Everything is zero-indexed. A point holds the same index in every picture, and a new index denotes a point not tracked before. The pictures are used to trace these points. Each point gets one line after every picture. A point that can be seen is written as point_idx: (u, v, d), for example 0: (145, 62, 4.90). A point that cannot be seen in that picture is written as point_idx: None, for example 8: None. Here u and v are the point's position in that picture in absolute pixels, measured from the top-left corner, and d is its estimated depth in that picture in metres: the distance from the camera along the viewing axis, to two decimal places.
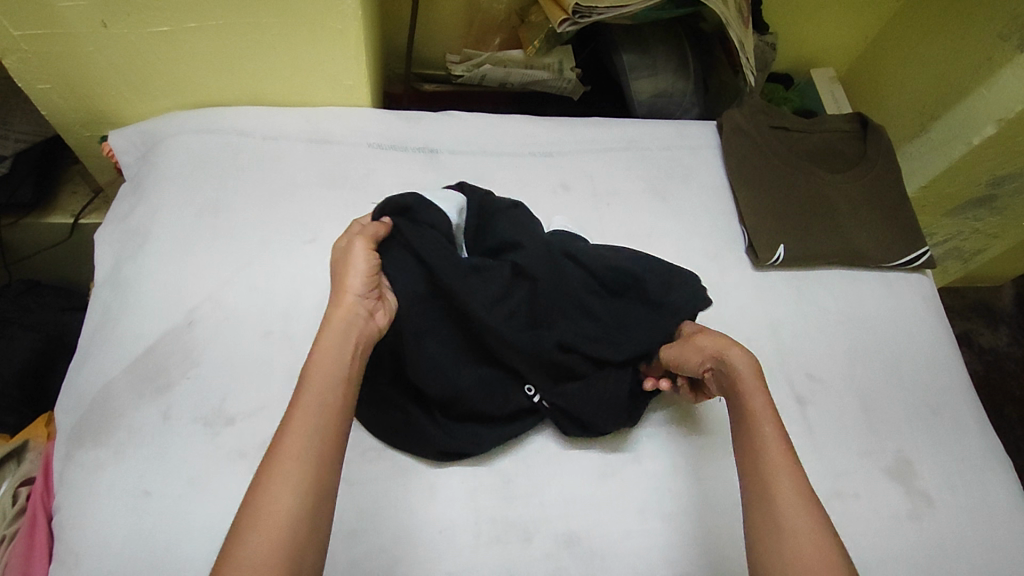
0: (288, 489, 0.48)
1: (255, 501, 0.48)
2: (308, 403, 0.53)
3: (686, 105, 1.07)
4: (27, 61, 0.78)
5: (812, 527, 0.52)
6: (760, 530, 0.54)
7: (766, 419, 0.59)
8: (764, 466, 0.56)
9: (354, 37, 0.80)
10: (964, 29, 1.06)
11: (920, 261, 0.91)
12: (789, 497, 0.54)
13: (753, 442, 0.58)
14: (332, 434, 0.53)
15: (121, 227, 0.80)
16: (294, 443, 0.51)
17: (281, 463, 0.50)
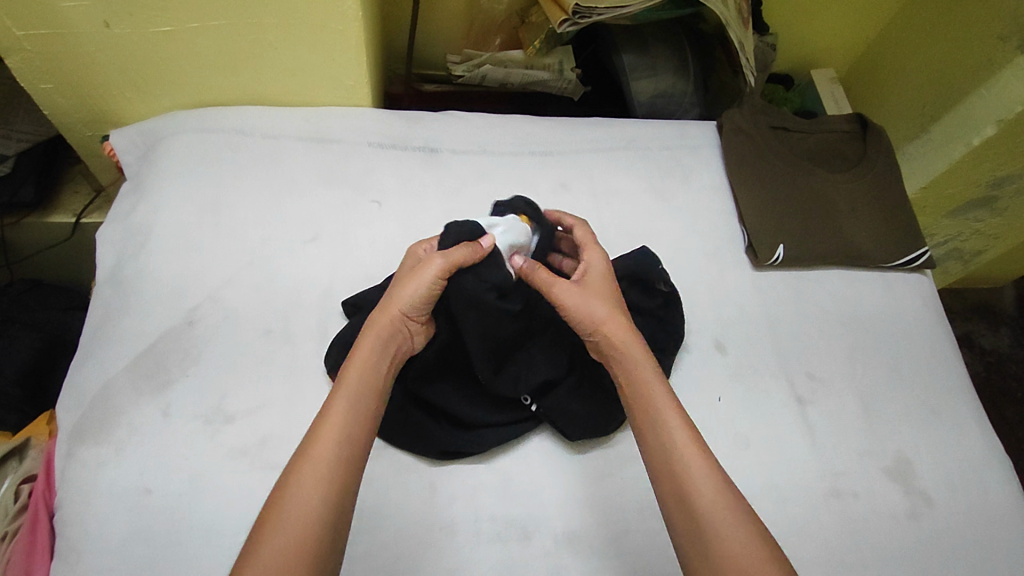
0: (314, 486, 0.49)
1: (281, 496, 0.49)
2: (337, 412, 0.54)
3: (687, 106, 1.08)
4: (29, 61, 0.79)
5: (737, 522, 0.51)
6: (689, 533, 0.52)
7: (670, 413, 0.57)
8: (675, 464, 0.54)
9: (355, 37, 0.80)
10: (964, 30, 1.06)
11: (920, 262, 0.91)
12: (707, 491, 0.53)
13: (659, 439, 0.56)
14: (358, 437, 0.54)
15: (123, 226, 0.80)
16: (321, 446, 0.51)
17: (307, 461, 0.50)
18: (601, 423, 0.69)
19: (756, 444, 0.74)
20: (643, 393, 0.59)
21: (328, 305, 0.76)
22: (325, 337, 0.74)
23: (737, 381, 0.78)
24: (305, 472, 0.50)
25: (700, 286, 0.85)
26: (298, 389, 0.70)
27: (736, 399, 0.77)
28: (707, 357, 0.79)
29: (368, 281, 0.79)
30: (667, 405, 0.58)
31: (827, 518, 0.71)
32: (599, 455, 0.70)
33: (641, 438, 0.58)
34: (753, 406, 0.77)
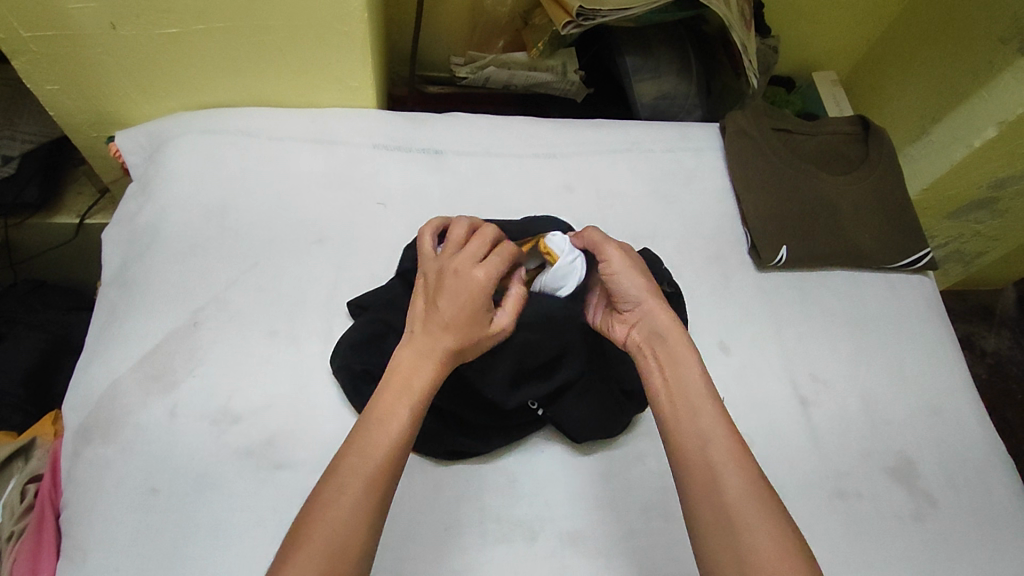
0: (354, 525, 0.47)
1: (314, 512, 0.47)
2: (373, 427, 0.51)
3: (689, 108, 1.08)
4: (35, 63, 0.79)
5: (768, 521, 0.49)
6: (714, 527, 0.50)
7: (704, 405, 0.56)
8: (708, 456, 0.53)
9: (360, 39, 0.81)
10: (965, 32, 1.07)
11: (922, 263, 0.91)
12: (738, 486, 0.51)
13: (691, 431, 0.55)
14: (397, 473, 0.51)
15: (129, 226, 0.80)
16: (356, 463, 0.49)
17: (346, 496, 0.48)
18: (605, 425, 0.69)
19: (760, 445, 0.75)
20: (675, 385, 0.57)
21: (333, 306, 0.77)
22: (331, 338, 0.74)
23: (740, 382, 0.79)
24: (341, 510, 0.47)
25: (704, 287, 0.86)
26: (303, 389, 0.70)
27: (739, 400, 0.77)
28: (710, 358, 0.80)
29: (373, 282, 0.79)
30: (703, 396, 0.56)
31: (831, 519, 0.71)
32: (603, 455, 0.71)
33: (672, 426, 0.56)
34: (757, 407, 0.77)
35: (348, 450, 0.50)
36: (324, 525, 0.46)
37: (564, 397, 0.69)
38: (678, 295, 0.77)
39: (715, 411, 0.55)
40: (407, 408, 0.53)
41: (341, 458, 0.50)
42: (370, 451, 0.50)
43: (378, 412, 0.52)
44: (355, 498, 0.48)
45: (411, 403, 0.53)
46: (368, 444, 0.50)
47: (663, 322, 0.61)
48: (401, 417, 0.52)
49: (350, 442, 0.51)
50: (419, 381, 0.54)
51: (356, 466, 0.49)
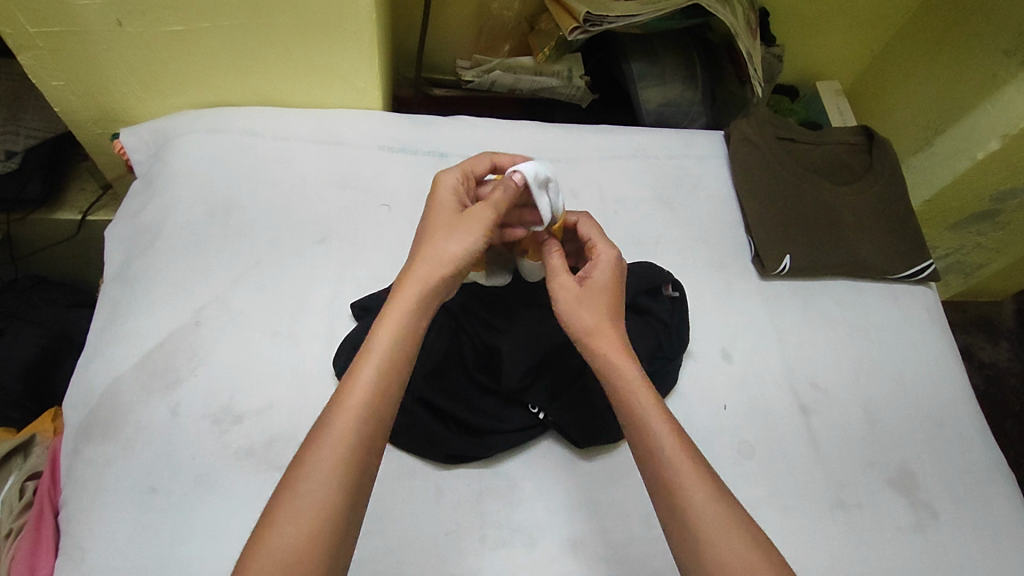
0: (326, 501, 0.44)
1: (292, 486, 0.45)
2: (363, 384, 0.49)
3: (694, 115, 1.07)
4: (42, 58, 0.79)
5: (732, 534, 0.48)
6: (683, 542, 0.49)
7: (653, 415, 0.54)
8: (670, 482, 0.51)
9: (367, 40, 0.81)
10: (970, 45, 1.07)
11: (925, 274, 0.91)
12: (707, 512, 0.49)
13: (649, 444, 0.53)
14: (373, 440, 0.48)
15: (132, 224, 0.80)
16: (342, 424, 0.47)
17: (311, 472, 0.45)
18: (613, 431, 0.70)
19: (761, 452, 0.75)
20: (624, 391, 0.55)
21: (336, 306, 0.76)
22: (332, 339, 0.74)
23: (742, 390, 0.79)
24: (309, 485, 0.45)
25: (706, 294, 0.86)
26: (304, 390, 0.70)
27: (741, 409, 0.77)
28: (711, 366, 0.80)
29: (377, 283, 0.79)
30: (654, 412, 0.54)
31: (831, 528, 0.71)
32: (603, 461, 0.70)
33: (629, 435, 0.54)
34: (757, 416, 0.77)
35: (317, 425, 0.48)
36: (293, 505, 0.44)
37: (565, 394, 0.70)
38: (684, 299, 0.80)
39: (663, 420, 0.54)
40: (374, 367, 0.50)
41: (312, 433, 0.47)
42: (337, 425, 0.47)
43: (345, 383, 0.49)
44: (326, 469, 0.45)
45: (378, 367, 0.50)
46: (334, 419, 0.47)
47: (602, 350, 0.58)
48: (365, 381, 0.49)
49: (338, 397, 0.49)
50: (376, 343, 0.51)
51: (324, 440, 0.46)
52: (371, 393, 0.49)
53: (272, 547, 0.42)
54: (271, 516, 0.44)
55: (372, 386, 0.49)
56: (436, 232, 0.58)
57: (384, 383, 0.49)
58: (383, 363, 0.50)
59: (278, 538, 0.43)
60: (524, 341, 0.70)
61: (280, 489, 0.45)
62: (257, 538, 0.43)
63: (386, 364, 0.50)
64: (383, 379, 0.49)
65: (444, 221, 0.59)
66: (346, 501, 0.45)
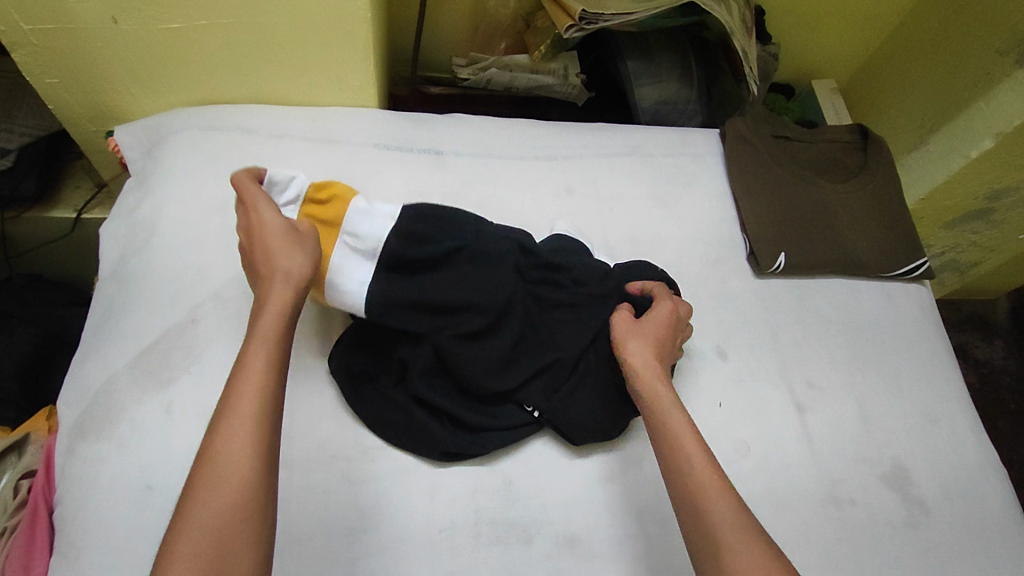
0: (238, 481, 0.48)
1: (205, 476, 0.48)
2: (257, 359, 0.53)
3: (690, 113, 1.08)
4: (36, 55, 0.79)
5: (753, 552, 0.51)
6: (706, 557, 0.52)
7: (688, 440, 0.58)
8: (694, 493, 0.54)
9: (363, 38, 0.81)
10: (964, 44, 1.08)
11: (919, 272, 0.92)
12: (724, 517, 0.53)
13: (677, 469, 0.56)
14: (269, 426, 0.51)
15: (127, 222, 0.80)
16: (241, 412, 0.50)
17: (223, 461, 0.48)
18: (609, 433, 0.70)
19: (756, 449, 0.75)
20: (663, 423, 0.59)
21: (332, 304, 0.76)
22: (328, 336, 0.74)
23: (737, 387, 0.79)
24: (221, 469, 0.48)
25: (702, 292, 0.86)
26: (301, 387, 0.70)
27: (736, 406, 0.78)
28: (706, 363, 0.80)
29: None
30: (692, 444, 0.57)
31: (825, 524, 0.72)
32: (598, 458, 0.71)
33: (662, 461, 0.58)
34: (752, 414, 0.77)
35: (215, 418, 0.50)
36: (212, 490, 0.47)
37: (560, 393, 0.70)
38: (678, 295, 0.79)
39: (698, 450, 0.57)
40: (264, 350, 0.54)
41: (214, 421, 0.50)
42: (236, 409, 0.50)
43: (234, 377, 0.52)
44: (233, 453, 0.48)
45: (263, 354, 0.53)
46: (233, 414, 0.50)
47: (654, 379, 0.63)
48: (257, 368, 0.53)
49: (233, 386, 0.52)
50: (258, 338, 0.54)
51: (224, 430, 0.49)
52: (259, 377, 0.52)
53: (191, 533, 0.46)
54: (189, 504, 0.47)
55: (264, 369, 0.53)
56: (275, 263, 0.59)
57: (270, 365, 0.53)
58: (269, 350, 0.54)
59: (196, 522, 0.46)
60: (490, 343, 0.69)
61: (192, 481, 0.48)
62: (179, 525, 0.47)
63: (273, 347, 0.54)
64: (273, 359, 0.54)
65: (272, 247, 0.60)
66: (258, 482, 0.49)
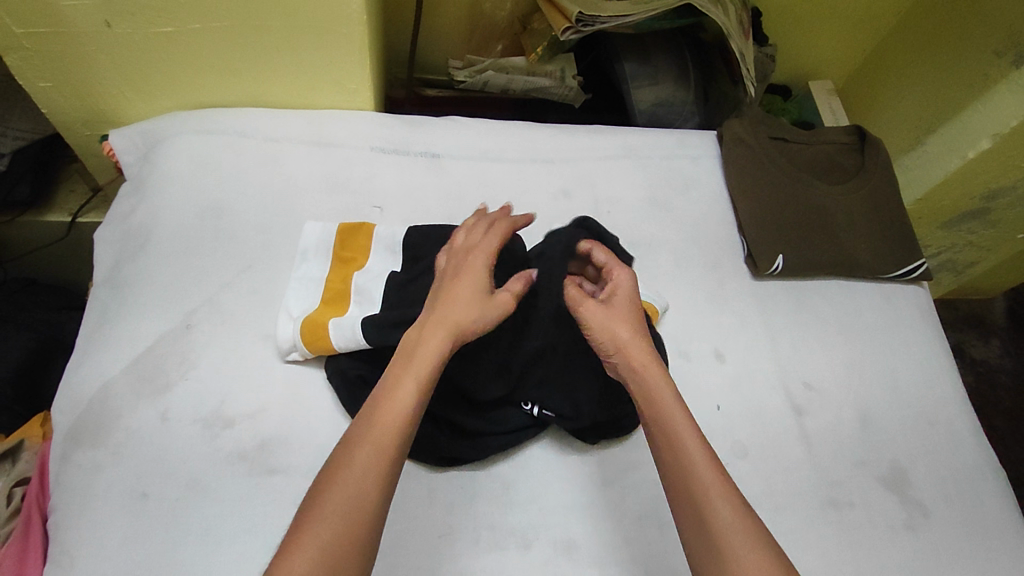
0: (367, 502, 0.48)
1: (334, 483, 0.49)
2: (407, 381, 0.54)
3: (686, 115, 1.08)
4: (29, 59, 0.78)
5: (756, 549, 0.49)
6: (706, 559, 0.50)
7: (687, 432, 0.55)
8: (693, 486, 0.52)
9: (359, 40, 0.81)
10: (961, 45, 1.08)
11: (916, 273, 0.92)
12: (728, 518, 0.50)
13: (677, 463, 0.54)
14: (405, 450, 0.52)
15: (122, 226, 0.80)
16: (379, 434, 0.51)
17: (353, 473, 0.49)
18: (609, 431, 0.70)
19: (754, 452, 0.75)
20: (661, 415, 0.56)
21: None
22: None
23: (735, 390, 0.79)
24: (350, 489, 0.48)
25: (699, 294, 0.86)
26: (297, 392, 0.70)
27: (735, 409, 0.77)
28: (704, 366, 0.80)
29: None
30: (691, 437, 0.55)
31: (824, 527, 0.71)
32: (596, 463, 0.70)
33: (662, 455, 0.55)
34: (751, 417, 0.77)
35: (358, 429, 0.52)
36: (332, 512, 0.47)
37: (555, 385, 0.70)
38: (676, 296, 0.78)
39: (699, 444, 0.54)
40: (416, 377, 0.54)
41: (351, 447, 0.51)
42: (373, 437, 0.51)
43: (383, 398, 0.53)
44: (361, 477, 0.49)
45: (416, 386, 0.54)
46: (373, 429, 0.51)
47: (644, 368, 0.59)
48: (405, 397, 0.53)
49: (378, 401, 0.53)
50: (416, 365, 0.55)
51: (364, 443, 0.50)
52: (405, 412, 0.53)
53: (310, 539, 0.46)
54: (308, 519, 0.47)
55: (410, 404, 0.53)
56: (453, 299, 0.60)
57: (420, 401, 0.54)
58: (422, 383, 0.54)
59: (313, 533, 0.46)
60: (482, 346, 0.69)
61: (318, 487, 0.49)
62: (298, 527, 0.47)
63: (424, 383, 0.55)
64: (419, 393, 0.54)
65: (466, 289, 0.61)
66: (377, 516, 0.49)
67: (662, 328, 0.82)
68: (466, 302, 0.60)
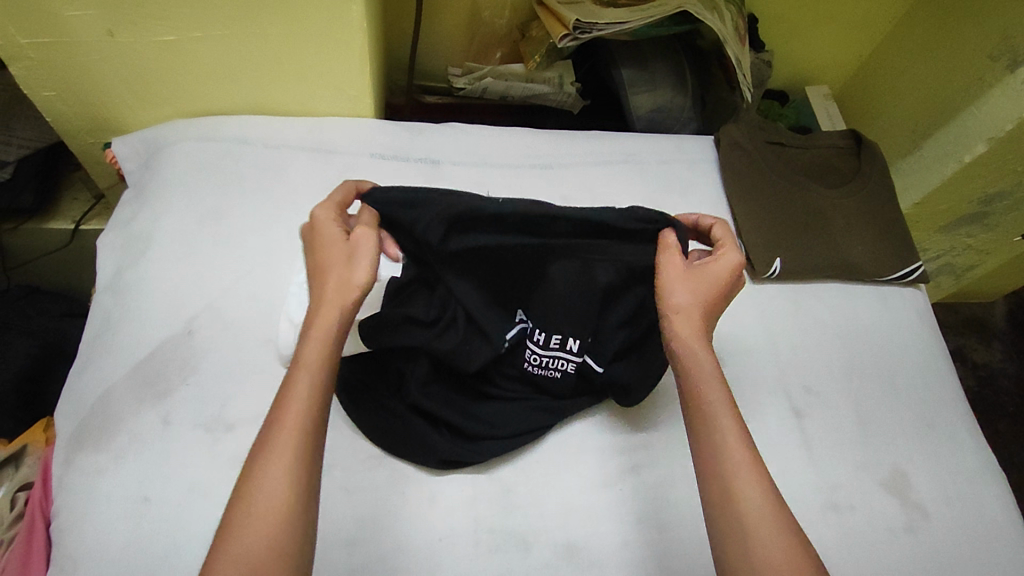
0: (282, 503, 0.47)
1: (247, 493, 0.47)
2: (302, 373, 0.52)
3: (685, 121, 1.09)
4: (34, 69, 0.79)
5: (780, 536, 0.49)
6: (731, 542, 0.50)
7: (725, 413, 0.54)
8: (726, 470, 0.52)
9: (359, 48, 0.81)
10: (954, 50, 1.09)
11: (914, 276, 0.92)
12: (756, 503, 0.50)
13: (711, 445, 0.53)
14: (316, 442, 0.50)
15: (124, 233, 0.80)
16: (287, 431, 0.49)
17: (266, 478, 0.47)
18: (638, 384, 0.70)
19: None
20: (699, 395, 0.56)
21: None
22: None
23: (734, 393, 0.79)
24: (265, 494, 0.47)
25: None
26: None
27: None
28: None
29: None
30: (728, 420, 0.54)
31: (824, 529, 0.71)
32: (596, 466, 0.71)
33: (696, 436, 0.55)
34: (750, 420, 0.78)
35: (263, 435, 0.50)
36: (248, 517, 0.46)
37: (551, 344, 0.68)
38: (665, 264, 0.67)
39: (735, 427, 0.54)
40: (314, 368, 0.53)
41: (257, 453, 0.49)
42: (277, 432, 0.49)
43: (284, 395, 0.51)
44: (269, 476, 0.47)
45: (313, 374, 0.52)
46: (278, 426, 0.50)
47: (689, 345, 0.58)
48: (304, 387, 0.52)
49: (280, 402, 0.51)
50: (308, 352, 0.54)
51: (272, 444, 0.49)
52: (306, 400, 0.51)
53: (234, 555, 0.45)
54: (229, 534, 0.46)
55: (309, 391, 0.51)
56: (326, 275, 0.58)
57: (319, 386, 0.52)
58: (320, 367, 0.53)
59: (236, 546, 0.45)
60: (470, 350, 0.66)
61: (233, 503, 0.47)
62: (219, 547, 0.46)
63: (319, 367, 0.53)
64: (316, 377, 0.52)
65: (331, 260, 0.59)
66: (302, 505, 0.47)
67: None
68: (335, 274, 0.58)
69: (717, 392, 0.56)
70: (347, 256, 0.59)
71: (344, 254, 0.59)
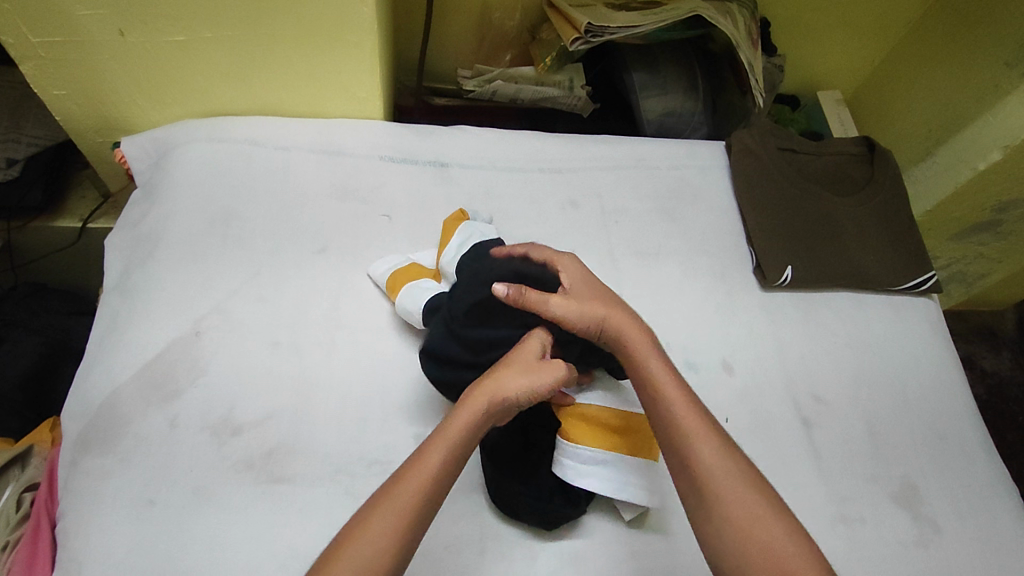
0: (371, 568, 0.49)
1: (348, 546, 0.50)
2: (433, 452, 0.54)
3: (695, 124, 1.08)
4: (44, 68, 0.79)
5: (744, 491, 0.54)
6: (697, 505, 0.55)
7: (668, 381, 0.60)
8: (679, 432, 0.57)
9: (369, 48, 0.81)
10: (971, 56, 1.07)
11: (926, 286, 0.91)
12: (711, 458, 0.55)
13: (659, 409, 0.59)
14: (422, 519, 0.52)
15: (133, 233, 0.80)
16: (400, 497, 0.52)
17: (366, 538, 0.50)
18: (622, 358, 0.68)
19: (762, 465, 0.74)
20: (641, 366, 0.61)
21: (333, 318, 0.76)
22: (334, 348, 0.74)
23: (743, 402, 0.78)
24: (361, 554, 0.49)
25: (708, 306, 0.85)
26: (304, 400, 0.70)
27: (743, 420, 0.77)
28: (713, 378, 0.79)
29: (375, 293, 0.79)
30: (671, 386, 0.59)
31: (832, 542, 0.71)
32: None
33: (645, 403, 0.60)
34: (759, 430, 0.77)
35: (381, 493, 0.53)
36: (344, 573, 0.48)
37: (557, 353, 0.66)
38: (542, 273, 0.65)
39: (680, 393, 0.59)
40: (442, 451, 0.54)
41: (369, 511, 0.52)
42: (399, 495, 0.52)
43: (412, 462, 0.54)
44: (381, 539, 0.50)
45: (442, 457, 0.54)
46: (398, 489, 0.52)
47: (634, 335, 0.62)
48: (431, 464, 0.54)
49: (404, 469, 0.54)
50: (446, 434, 0.55)
51: (384, 508, 0.51)
52: (428, 476, 0.53)
53: None
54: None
55: (436, 470, 0.53)
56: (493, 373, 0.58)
57: (444, 473, 0.54)
58: (451, 451, 0.54)
59: None
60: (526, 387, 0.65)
61: (333, 551, 0.50)
62: None
63: (455, 451, 0.55)
64: (449, 462, 0.54)
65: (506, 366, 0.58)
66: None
67: (670, 340, 0.81)
68: (507, 379, 0.57)
69: (655, 362, 0.61)
70: (523, 371, 0.57)
71: (527, 365, 0.58)
